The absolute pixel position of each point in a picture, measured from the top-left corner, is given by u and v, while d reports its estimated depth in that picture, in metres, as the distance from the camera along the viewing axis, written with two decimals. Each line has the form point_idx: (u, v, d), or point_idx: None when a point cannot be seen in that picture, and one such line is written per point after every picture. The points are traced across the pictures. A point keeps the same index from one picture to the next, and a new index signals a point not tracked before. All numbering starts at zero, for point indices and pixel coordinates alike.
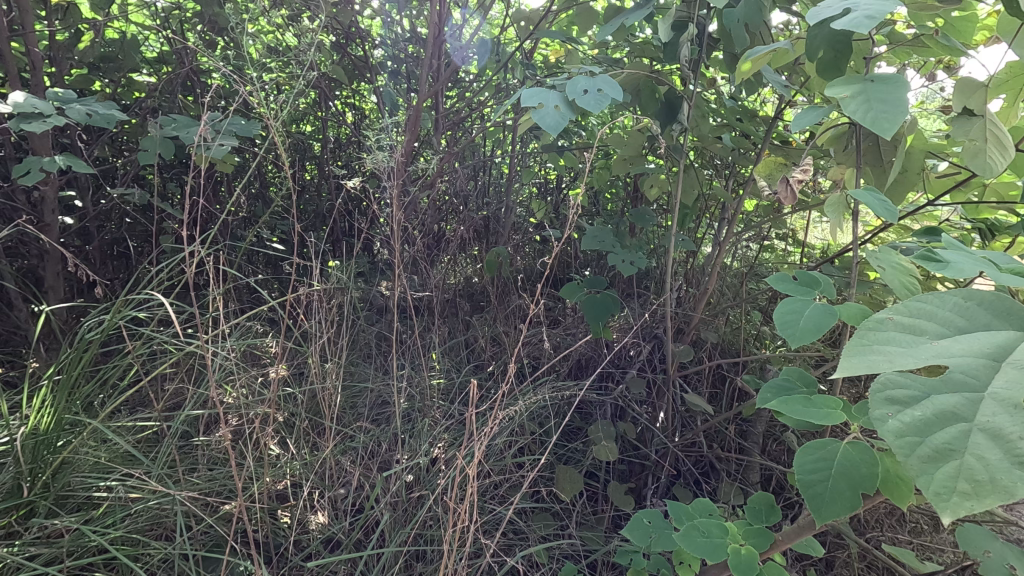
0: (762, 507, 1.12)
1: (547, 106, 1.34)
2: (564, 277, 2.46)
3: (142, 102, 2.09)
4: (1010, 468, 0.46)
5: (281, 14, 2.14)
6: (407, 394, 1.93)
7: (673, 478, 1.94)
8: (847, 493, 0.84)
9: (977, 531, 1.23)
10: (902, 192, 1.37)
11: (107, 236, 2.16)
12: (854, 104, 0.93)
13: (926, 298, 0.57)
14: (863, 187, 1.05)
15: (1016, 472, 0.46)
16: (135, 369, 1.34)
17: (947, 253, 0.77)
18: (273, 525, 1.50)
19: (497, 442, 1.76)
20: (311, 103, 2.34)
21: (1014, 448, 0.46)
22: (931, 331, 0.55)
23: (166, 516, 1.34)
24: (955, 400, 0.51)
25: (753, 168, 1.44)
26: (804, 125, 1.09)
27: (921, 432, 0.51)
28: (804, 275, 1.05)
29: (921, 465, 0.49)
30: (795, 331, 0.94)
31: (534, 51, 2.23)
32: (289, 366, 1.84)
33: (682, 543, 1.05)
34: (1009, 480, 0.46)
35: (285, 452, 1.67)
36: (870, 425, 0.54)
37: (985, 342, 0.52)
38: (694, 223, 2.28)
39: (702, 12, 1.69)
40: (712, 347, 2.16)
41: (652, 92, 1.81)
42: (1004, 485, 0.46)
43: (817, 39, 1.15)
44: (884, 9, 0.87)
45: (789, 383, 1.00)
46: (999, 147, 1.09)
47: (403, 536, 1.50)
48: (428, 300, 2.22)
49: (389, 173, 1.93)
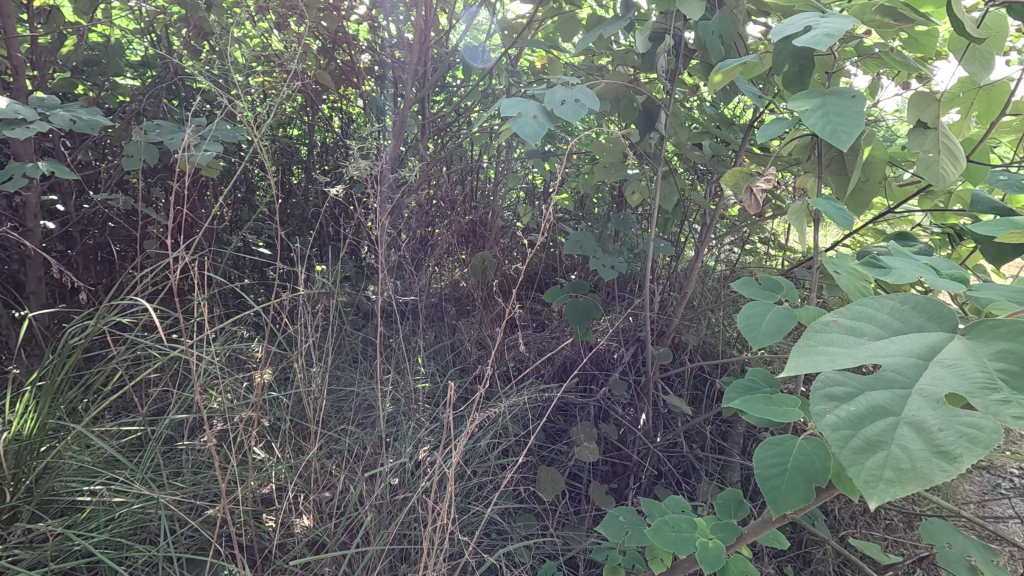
0: (730, 503, 1.16)
1: (525, 115, 1.38)
2: (549, 281, 2.49)
3: (126, 106, 2.09)
4: (930, 457, 0.50)
5: (268, 18, 2.15)
6: (393, 397, 1.95)
7: (655, 478, 1.98)
8: (802, 486, 0.88)
9: (942, 524, 1.29)
10: (865, 200, 1.41)
11: (91, 241, 2.16)
12: (814, 117, 0.97)
13: (867, 301, 0.61)
14: (824, 195, 1.10)
15: (936, 461, 0.50)
16: (120, 374, 1.36)
17: (892, 259, 0.82)
18: (257, 529, 1.51)
19: (480, 444, 1.79)
20: (298, 108, 2.36)
21: (935, 439, 0.50)
22: (871, 332, 0.59)
23: (149, 520, 1.35)
24: (886, 396, 0.54)
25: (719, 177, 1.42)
26: (769, 136, 1.14)
27: (855, 425, 0.54)
28: (767, 280, 1.09)
29: (852, 455, 0.52)
30: (758, 334, 0.98)
31: (519, 57, 2.26)
32: (274, 371, 1.86)
33: (653, 538, 1.08)
34: (929, 467, 0.49)
35: (270, 456, 1.68)
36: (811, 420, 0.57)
37: (916, 343, 0.56)
38: (676, 228, 2.33)
39: (679, 24, 1.73)
40: (693, 349, 2.21)
41: (631, 100, 1.86)
42: (924, 472, 0.49)
43: (782, 54, 1.20)
44: (841, 27, 0.92)
45: (753, 383, 1.04)
46: (952, 159, 1.14)
47: (387, 537, 1.52)
48: (414, 304, 2.24)
49: (373, 180, 1.95)
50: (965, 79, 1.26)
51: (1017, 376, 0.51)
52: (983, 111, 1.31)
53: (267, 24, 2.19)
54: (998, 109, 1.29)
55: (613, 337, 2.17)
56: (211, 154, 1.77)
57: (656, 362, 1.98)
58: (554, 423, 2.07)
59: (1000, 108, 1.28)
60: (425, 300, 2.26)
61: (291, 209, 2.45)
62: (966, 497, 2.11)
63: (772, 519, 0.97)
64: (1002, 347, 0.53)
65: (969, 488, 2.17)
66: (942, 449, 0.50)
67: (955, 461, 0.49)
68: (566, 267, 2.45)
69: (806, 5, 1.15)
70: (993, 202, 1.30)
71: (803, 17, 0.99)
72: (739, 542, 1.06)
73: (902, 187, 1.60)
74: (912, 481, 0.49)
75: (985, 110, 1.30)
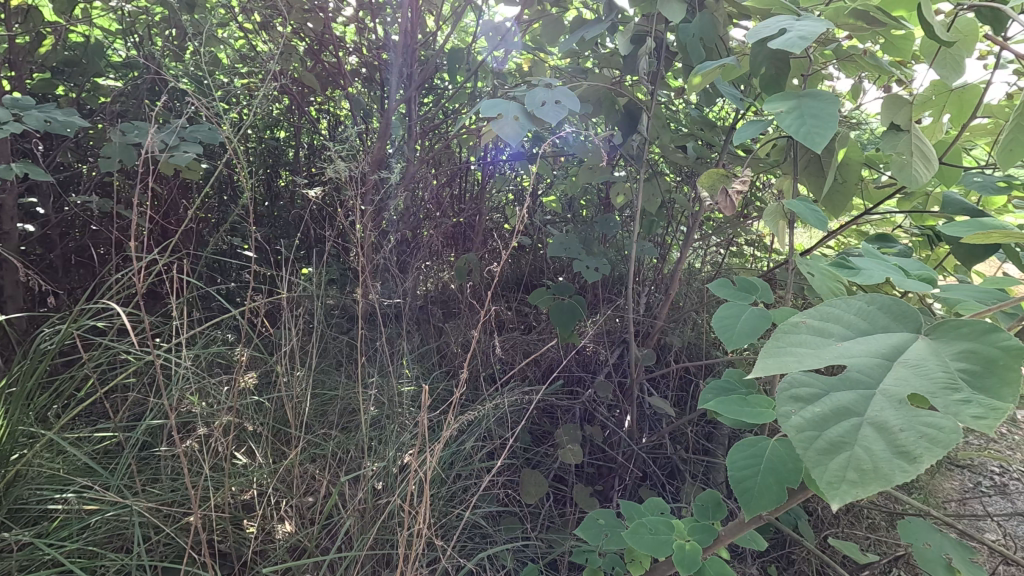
0: (708, 505, 1.16)
1: (506, 116, 1.38)
2: (536, 283, 2.49)
3: (107, 108, 2.06)
4: (892, 458, 0.50)
5: (254, 19, 2.12)
6: (377, 400, 1.93)
7: (640, 480, 1.98)
8: (774, 487, 0.88)
9: (920, 524, 1.30)
10: (842, 201, 1.42)
11: (70, 244, 2.13)
12: (789, 119, 0.98)
13: (835, 302, 0.61)
14: (799, 197, 1.11)
15: (897, 461, 0.50)
16: (92, 379, 1.34)
17: (863, 260, 0.83)
18: (237, 535, 1.49)
19: (464, 447, 1.78)
20: (284, 110, 2.34)
21: (896, 439, 0.50)
22: (837, 333, 0.59)
23: (124, 527, 1.32)
24: (851, 396, 0.54)
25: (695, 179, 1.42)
26: (744, 138, 1.15)
27: (819, 427, 0.54)
28: (742, 281, 1.10)
29: (816, 457, 0.52)
30: (733, 334, 0.98)
31: (506, 60, 2.26)
32: (256, 375, 1.83)
33: (630, 540, 1.09)
34: (889, 468, 0.49)
35: (250, 461, 1.66)
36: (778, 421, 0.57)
37: (882, 343, 0.57)
38: (662, 230, 2.34)
39: (660, 27, 1.74)
40: (679, 350, 2.22)
41: (613, 102, 1.85)
42: (885, 472, 0.49)
43: (758, 57, 1.22)
44: (815, 30, 0.92)
45: (730, 384, 1.04)
46: (924, 160, 1.15)
47: (368, 542, 1.50)
48: (399, 307, 2.23)
49: (355, 182, 1.94)
50: (936, 82, 1.29)
51: (978, 376, 0.51)
52: (955, 114, 1.34)
53: (252, 25, 2.16)
54: (970, 113, 1.32)
55: (598, 339, 2.17)
56: (190, 155, 1.75)
57: (640, 363, 1.98)
58: (540, 425, 2.07)
59: (972, 109, 1.31)
60: (410, 303, 2.24)
61: (277, 212, 2.43)
62: (947, 495, 2.13)
63: (745, 522, 0.97)
64: (963, 347, 0.54)
65: (951, 486, 2.19)
66: (903, 449, 0.50)
67: (915, 461, 0.49)
68: (553, 269, 2.45)
69: (782, 8, 1.16)
70: (965, 203, 1.32)
71: (777, 20, 1.00)
72: (714, 545, 1.06)
73: (879, 189, 1.62)
74: (873, 481, 0.49)
75: (957, 113, 1.33)
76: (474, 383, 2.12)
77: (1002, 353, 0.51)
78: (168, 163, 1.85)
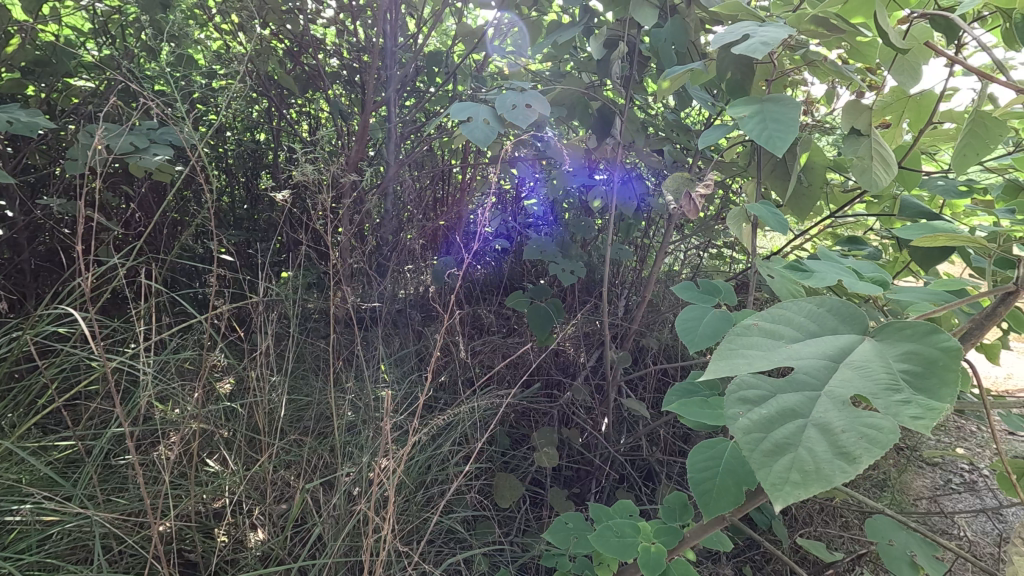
0: (675, 508, 1.17)
1: (476, 119, 1.38)
2: (515, 286, 2.48)
3: (77, 109, 2.01)
4: (833, 459, 0.50)
5: (232, 20, 2.08)
6: (354, 405, 1.90)
7: (616, 483, 1.99)
8: (732, 488, 0.89)
9: (886, 522, 1.32)
10: (807, 205, 1.45)
11: (38, 248, 2.08)
12: (751, 123, 0.99)
13: (786, 304, 0.62)
14: (761, 201, 1.12)
15: (839, 463, 0.50)
16: (51, 387, 1.31)
17: (816, 263, 0.84)
18: (205, 544, 1.47)
19: (440, 451, 1.77)
20: (263, 112, 2.30)
21: (838, 440, 0.51)
22: (787, 335, 0.60)
23: (86, 538, 1.30)
24: (798, 398, 0.54)
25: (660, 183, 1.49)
26: (710, 141, 1.17)
27: (765, 429, 0.53)
28: (706, 284, 1.12)
29: (761, 459, 0.52)
30: (695, 337, 0.99)
31: (487, 63, 2.25)
32: (228, 381, 1.80)
33: (596, 543, 1.09)
34: (831, 469, 0.49)
35: (220, 469, 1.63)
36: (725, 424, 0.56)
37: (830, 345, 0.58)
38: (641, 234, 2.35)
39: (633, 31, 1.76)
40: (657, 352, 2.24)
41: (586, 106, 1.88)
42: (826, 473, 0.49)
43: (724, 62, 1.27)
44: (777, 36, 0.94)
45: (693, 387, 1.05)
46: (884, 165, 1.17)
47: (341, 549, 1.48)
48: (377, 311, 2.21)
49: (331, 185, 1.91)
50: (895, 88, 1.34)
51: (919, 377, 0.53)
52: (913, 118, 1.38)
53: (229, 26, 2.12)
54: (927, 115, 1.37)
55: (577, 342, 2.17)
56: (159, 158, 1.71)
57: (617, 366, 1.98)
58: (518, 428, 2.06)
59: (930, 114, 1.35)
60: (388, 307, 2.22)
61: (254, 215, 2.40)
62: (919, 492, 2.17)
63: (703, 525, 0.98)
64: (906, 349, 0.55)
65: (922, 484, 2.23)
66: (844, 451, 0.50)
67: (855, 461, 0.49)
68: (532, 273, 2.44)
69: (747, 14, 1.18)
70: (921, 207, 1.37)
71: (742, 26, 1.01)
72: (676, 549, 1.06)
73: (845, 193, 1.65)
74: (815, 482, 0.49)
75: (915, 117, 1.38)
76: (453, 387, 2.12)
77: (941, 353, 0.53)
78: (138, 166, 1.81)
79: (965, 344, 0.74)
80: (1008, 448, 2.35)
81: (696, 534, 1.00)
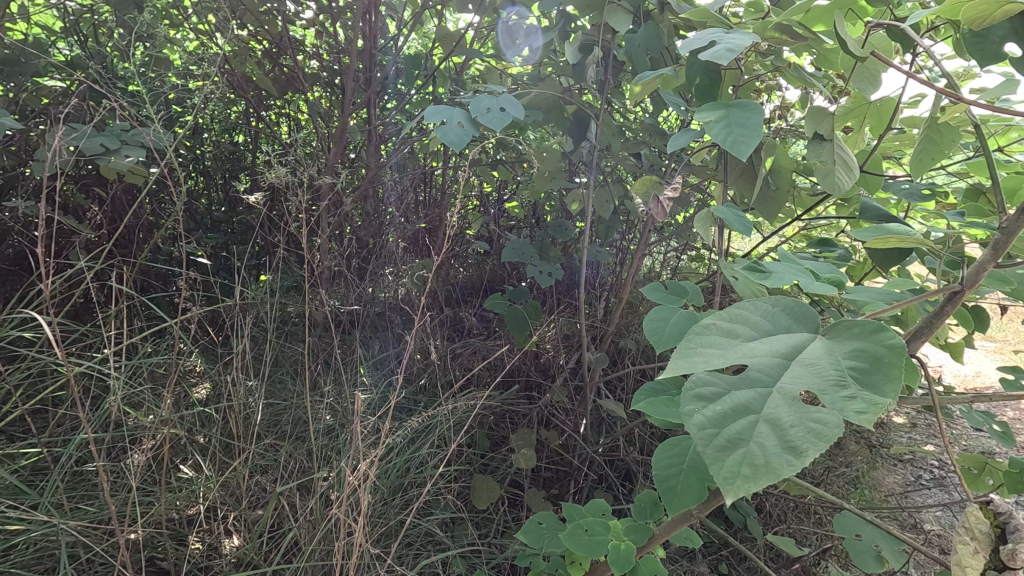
0: (646, 505, 1.19)
1: (450, 123, 1.39)
2: (495, 288, 2.49)
3: (47, 109, 1.96)
4: (782, 453, 0.51)
5: (208, 20, 2.05)
6: (331, 409, 1.89)
7: (595, 483, 2.00)
8: (696, 484, 0.91)
9: (852, 517, 1.36)
10: (774, 208, 1.48)
11: (7, 252, 2.03)
12: (717, 128, 1.01)
13: (744, 304, 0.64)
14: (726, 204, 1.15)
15: (787, 457, 0.51)
16: (15, 394, 1.28)
17: (775, 265, 0.87)
18: (178, 551, 1.45)
19: (418, 454, 1.76)
20: (241, 113, 2.27)
21: (787, 436, 0.52)
22: (744, 334, 0.62)
23: (52, 547, 1.28)
24: (751, 394, 0.56)
25: (630, 186, 1.52)
26: (678, 145, 1.19)
27: (718, 425, 0.55)
28: (673, 284, 1.16)
29: (714, 454, 0.53)
30: (662, 337, 1.01)
31: (467, 65, 2.25)
32: (203, 386, 1.78)
33: (567, 542, 1.11)
34: (779, 463, 0.51)
35: (194, 475, 1.61)
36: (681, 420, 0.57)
37: (783, 344, 0.60)
38: (620, 236, 2.37)
39: (608, 37, 1.79)
40: (635, 353, 2.26)
41: (561, 110, 1.88)
42: (775, 467, 0.51)
43: (693, 68, 1.28)
44: (742, 43, 0.96)
45: (662, 386, 1.07)
46: (845, 169, 1.20)
47: (316, 554, 1.47)
48: (356, 314, 2.20)
49: (308, 187, 1.89)
50: (856, 94, 1.38)
51: (865, 373, 0.56)
52: (874, 123, 1.43)
53: (206, 26, 2.09)
54: (886, 121, 1.41)
55: (557, 343, 2.19)
56: (131, 159, 1.67)
57: (595, 367, 1.99)
58: (498, 430, 2.07)
59: (890, 119, 1.39)
60: (367, 310, 2.20)
61: (231, 217, 2.37)
62: (890, 488, 2.22)
63: (671, 522, 0.98)
64: (855, 346, 0.58)
65: (893, 480, 2.28)
66: (792, 445, 0.52)
67: (802, 455, 0.51)
68: (512, 276, 2.44)
69: (715, 21, 1.20)
70: (880, 210, 1.39)
71: (709, 33, 1.03)
72: (645, 546, 1.08)
73: (813, 197, 1.70)
74: (765, 475, 0.50)
75: (875, 122, 1.42)
76: (433, 390, 2.11)
77: (886, 350, 0.56)
78: (109, 168, 1.77)
79: (909, 352, 0.82)
80: (975, 444, 2.42)
81: (664, 530, 1.01)
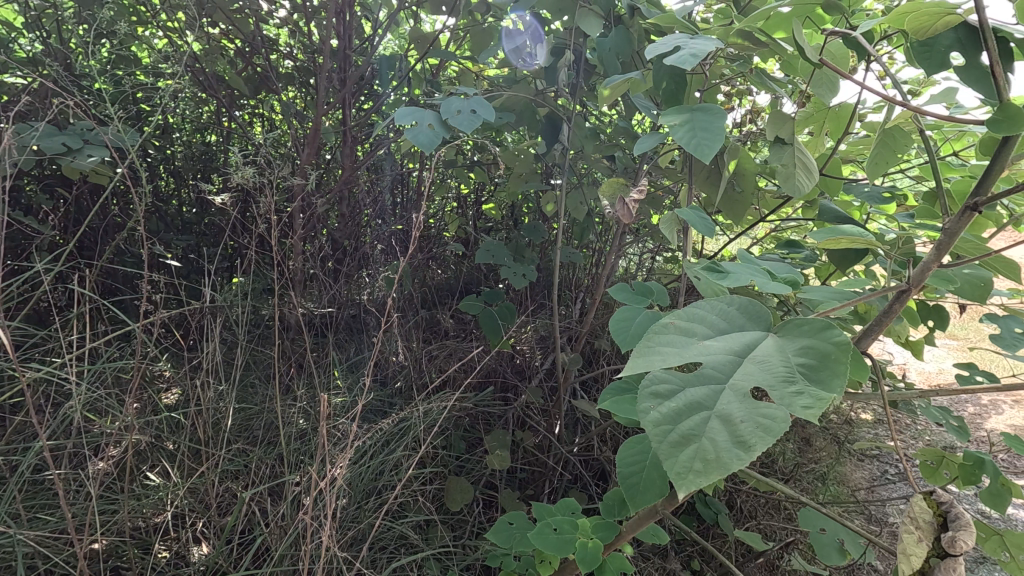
0: (614, 503, 1.20)
1: (421, 124, 1.39)
2: (472, 290, 2.49)
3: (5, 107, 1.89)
4: (732, 448, 0.53)
5: (177, 17, 2.00)
6: (304, 412, 1.87)
7: (570, 482, 2.02)
8: (658, 480, 0.92)
9: (814, 512, 1.38)
10: (740, 210, 1.51)
11: None
12: (681, 131, 1.03)
13: (700, 304, 0.66)
14: (691, 205, 1.17)
15: (737, 451, 0.53)
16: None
17: (733, 266, 0.89)
18: (144, 560, 1.42)
19: (393, 457, 1.75)
20: (213, 113, 2.23)
21: (737, 431, 0.54)
22: (700, 332, 0.64)
23: (10, 559, 1.24)
24: (704, 390, 0.58)
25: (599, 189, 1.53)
26: (644, 148, 1.21)
27: (673, 421, 0.56)
28: (640, 285, 1.18)
29: (669, 449, 0.54)
30: (626, 336, 1.02)
31: (444, 67, 2.24)
32: (171, 392, 1.74)
33: (536, 542, 1.12)
34: (728, 457, 0.52)
35: (161, 482, 1.58)
36: (638, 417, 0.58)
37: (736, 341, 0.62)
38: (595, 238, 2.39)
39: (580, 41, 1.81)
40: (610, 354, 2.28)
41: (533, 113, 1.91)
42: (725, 461, 0.52)
43: (659, 72, 1.30)
44: (705, 48, 0.97)
45: (628, 384, 1.08)
46: (805, 172, 1.24)
47: (287, 559, 1.46)
48: (330, 316, 2.18)
49: (279, 188, 1.86)
50: (816, 99, 1.42)
51: (813, 369, 0.58)
52: (834, 127, 1.47)
53: (175, 24, 2.04)
54: (845, 125, 1.46)
55: (532, 344, 2.20)
56: (94, 160, 1.62)
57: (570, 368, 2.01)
58: (473, 432, 2.07)
59: (848, 123, 1.44)
60: (341, 312, 2.19)
61: (202, 219, 2.32)
62: (857, 483, 2.29)
63: (637, 518, 1.00)
64: (804, 343, 0.60)
65: (860, 475, 2.35)
66: (741, 439, 0.53)
67: (750, 449, 0.52)
68: (489, 277, 2.44)
69: (681, 27, 1.22)
70: (838, 211, 1.43)
71: (674, 38, 1.05)
72: (612, 543, 1.09)
73: (779, 199, 1.74)
74: (715, 470, 0.52)
75: (834, 126, 1.46)
76: (408, 393, 2.10)
77: (833, 347, 0.58)
78: (71, 169, 1.71)
79: (860, 348, 0.84)
80: (936, 439, 2.50)
81: (630, 526, 1.03)
